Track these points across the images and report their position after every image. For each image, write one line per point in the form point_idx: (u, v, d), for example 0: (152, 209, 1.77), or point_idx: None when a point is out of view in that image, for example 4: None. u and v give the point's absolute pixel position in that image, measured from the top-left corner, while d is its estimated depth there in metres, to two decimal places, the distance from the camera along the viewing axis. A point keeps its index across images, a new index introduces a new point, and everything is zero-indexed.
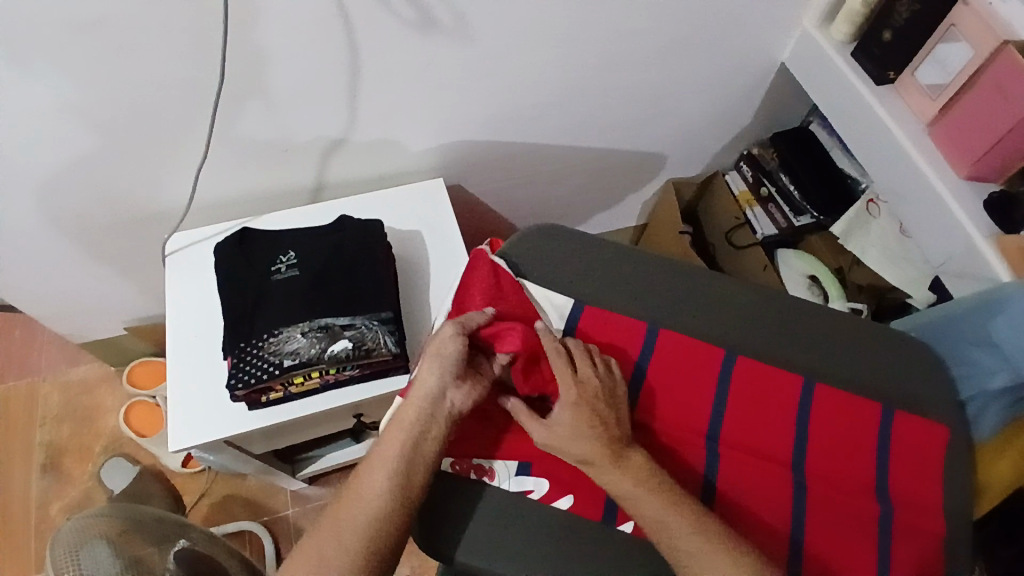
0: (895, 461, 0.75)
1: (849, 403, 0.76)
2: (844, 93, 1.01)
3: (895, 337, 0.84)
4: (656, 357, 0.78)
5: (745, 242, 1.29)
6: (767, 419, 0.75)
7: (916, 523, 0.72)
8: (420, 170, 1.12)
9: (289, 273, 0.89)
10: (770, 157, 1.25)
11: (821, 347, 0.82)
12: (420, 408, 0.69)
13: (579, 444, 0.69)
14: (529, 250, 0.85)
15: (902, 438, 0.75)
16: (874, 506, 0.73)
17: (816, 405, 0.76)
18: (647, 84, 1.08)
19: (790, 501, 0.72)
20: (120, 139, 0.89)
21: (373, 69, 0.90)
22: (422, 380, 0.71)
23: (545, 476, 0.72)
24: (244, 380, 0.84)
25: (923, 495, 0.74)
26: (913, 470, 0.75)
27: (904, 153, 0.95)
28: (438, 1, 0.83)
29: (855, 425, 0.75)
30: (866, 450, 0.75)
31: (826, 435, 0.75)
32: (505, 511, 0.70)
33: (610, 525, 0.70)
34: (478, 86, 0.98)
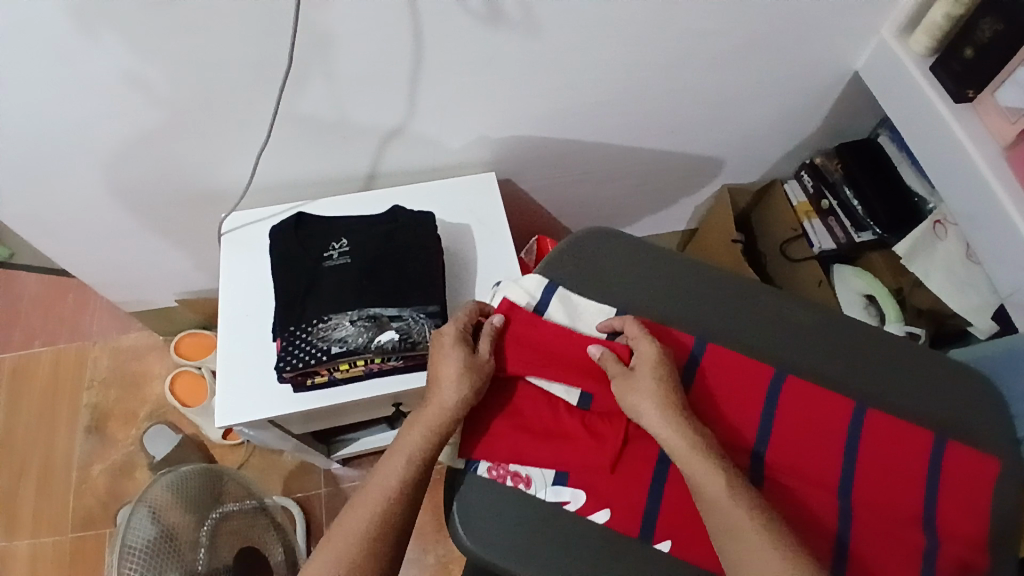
0: (944, 492, 0.72)
1: (901, 429, 0.73)
2: (919, 109, 0.96)
3: (961, 367, 0.81)
4: (701, 369, 0.77)
5: (802, 255, 1.23)
6: (814, 443, 0.73)
7: (967, 563, 0.69)
8: (473, 163, 1.11)
9: (341, 260, 0.89)
10: (833, 168, 1.18)
11: (875, 368, 0.79)
12: (438, 409, 0.73)
13: (648, 398, 0.71)
14: (572, 257, 0.84)
15: (954, 471, 0.72)
16: (920, 540, 0.69)
17: (866, 432, 0.73)
18: (711, 87, 1.05)
19: (834, 530, 0.70)
20: (182, 114, 0.91)
21: (438, 59, 0.89)
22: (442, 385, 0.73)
23: (582, 487, 0.71)
24: (292, 363, 0.85)
25: (973, 532, 0.71)
26: (965, 502, 0.72)
27: (978, 176, 0.90)
28: None
29: (905, 453, 0.73)
30: (914, 481, 0.72)
31: (874, 464, 0.73)
32: (544, 521, 0.70)
33: (647, 542, 0.69)
34: (539, 81, 0.97)
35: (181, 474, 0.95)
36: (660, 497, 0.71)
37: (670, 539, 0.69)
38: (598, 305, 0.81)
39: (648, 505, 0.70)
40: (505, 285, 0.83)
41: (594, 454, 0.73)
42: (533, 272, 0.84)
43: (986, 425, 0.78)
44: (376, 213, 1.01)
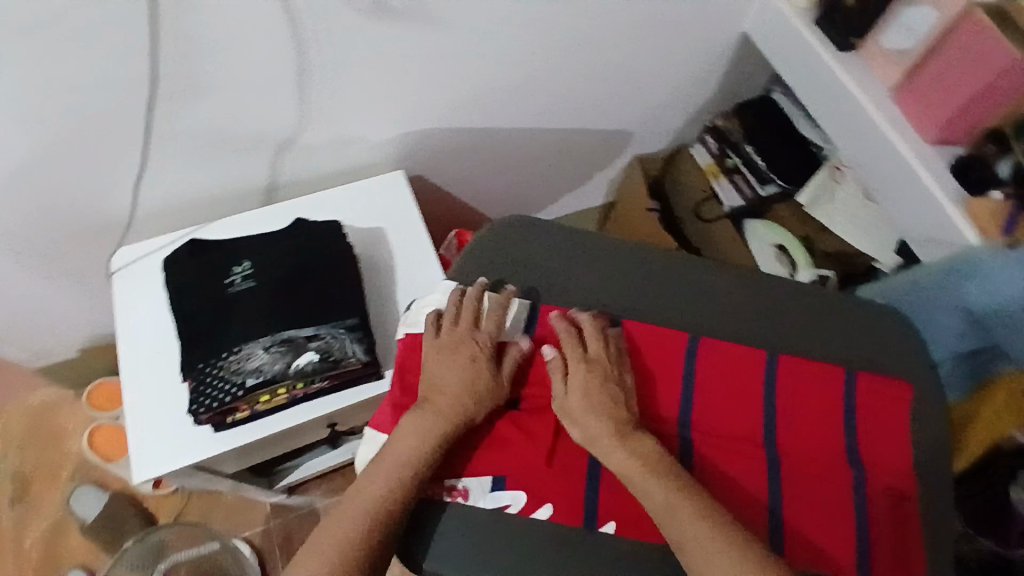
0: (863, 426, 0.76)
1: (813, 375, 0.77)
2: (807, 64, 0.99)
3: (861, 303, 0.85)
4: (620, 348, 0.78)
5: (713, 216, 1.26)
6: (736, 403, 0.76)
7: (890, 490, 0.73)
8: (379, 164, 1.05)
9: (246, 284, 0.83)
10: (735, 128, 1.21)
11: (789, 319, 0.82)
12: (449, 401, 0.72)
13: (586, 421, 0.71)
14: (484, 254, 0.85)
15: (868, 404, 0.76)
16: (846, 475, 0.73)
17: (781, 382, 0.76)
18: (611, 60, 1.04)
19: (767, 483, 0.72)
20: (44, 149, 0.81)
21: (324, 59, 0.84)
22: (442, 376, 0.74)
23: (521, 489, 0.71)
24: (206, 404, 0.80)
25: (891, 459, 0.75)
26: (882, 430, 0.76)
27: (868, 121, 0.94)
28: None
29: (820, 398, 0.76)
30: (834, 422, 0.75)
31: (794, 413, 0.75)
32: (487, 527, 0.70)
33: (592, 528, 0.70)
34: (436, 71, 0.93)
35: (150, 543, 1.11)
36: (597, 484, 0.72)
37: (614, 521, 0.70)
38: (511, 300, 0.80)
39: (588, 494, 0.71)
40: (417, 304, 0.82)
41: (526, 452, 0.73)
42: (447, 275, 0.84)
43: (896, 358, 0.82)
44: (277, 227, 0.94)
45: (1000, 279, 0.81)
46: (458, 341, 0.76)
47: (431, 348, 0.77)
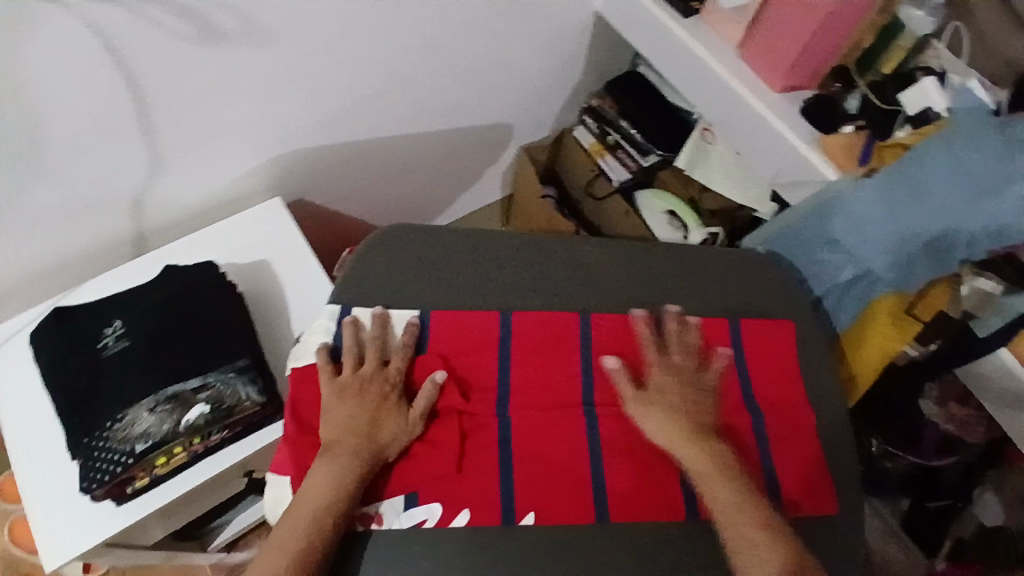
0: (756, 374, 0.80)
1: (702, 337, 0.81)
2: (658, 34, 1.03)
3: (739, 258, 0.89)
4: (514, 341, 0.78)
5: (604, 193, 1.28)
6: (634, 376, 0.78)
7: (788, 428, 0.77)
8: (254, 194, 1.02)
9: (120, 345, 0.79)
10: (610, 107, 1.24)
11: (671, 281, 0.85)
12: (360, 437, 0.70)
13: (661, 421, 0.73)
14: (364, 266, 0.82)
15: (755, 353, 0.81)
16: (747, 420, 0.77)
17: (673, 347, 0.80)
18: (473, 55, 1.04)
19: (673, 447, 0.75)
20: None
21: (168, 98, 0.80)
22: (352, 412, 0.72)
23: (436, 500, 0.70)
24: (97, 479, 0.75)
25: (784, 399, 0.79)
26: (771, 371, 0.80)
27: (720, 80, 0.97)
28: (216, 9, 0.75)
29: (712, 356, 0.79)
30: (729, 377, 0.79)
31: None
32: (406, 546, 0.69)
33: (512, 524, 0.70)
34: (293, 93, 0.91)
35: None
36: (512, 481, 0.72)
37: (532, 511, 0.70)
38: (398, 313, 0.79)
39: (504, 491, 0.71)
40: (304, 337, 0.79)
41: (433, 464, 0.72)
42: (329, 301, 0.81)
43: (779, 296, 0.87)
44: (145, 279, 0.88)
45: (857, 210, 0.87)
46: (364, 374, 0.74)
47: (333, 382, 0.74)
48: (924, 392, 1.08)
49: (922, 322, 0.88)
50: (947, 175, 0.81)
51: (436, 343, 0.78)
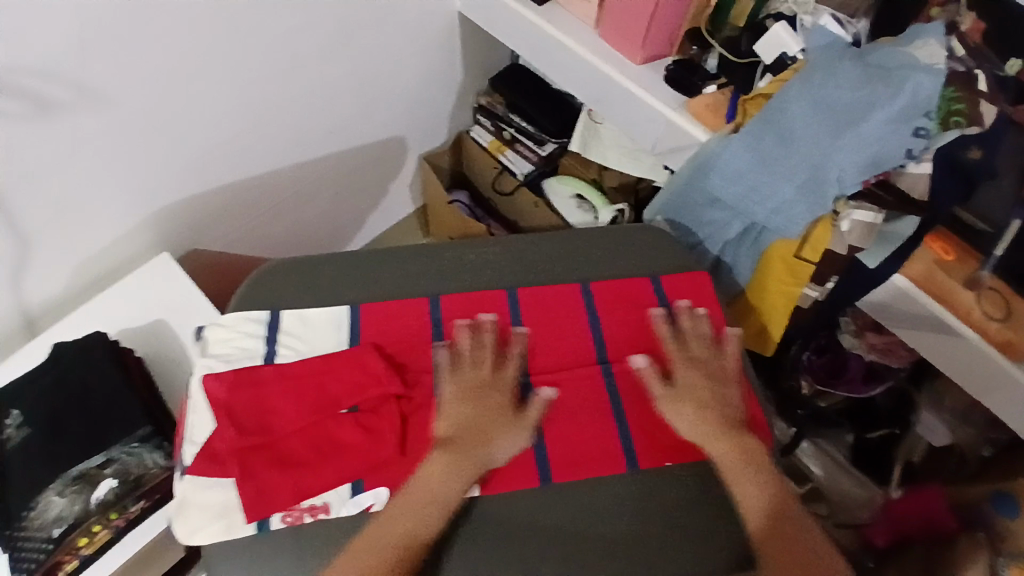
0: (680, 316, 0.82)
1: (625, 290, 0.83)
2: (517, 24, 1.04)
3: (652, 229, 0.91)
4: (446, 321, 0.80)
5: (511, 187, 1.28)
6: (562, 337, 0.80)
7: None
8: (144, 253, 1.00)
9: (22, 434, 0.78)
10: (498, 103, 1.25)
11: (578, 253, 0.87)
12: (501, 432, 0.72)
13: (678, 411, 0.74)
14: (272, 283, 0.82)
15: (677, 297, 0.84)
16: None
17: (600, 303, 0.82)
18: (339, 77, 1.04)
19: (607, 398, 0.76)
20: None
21: (17, 176, 0.78)
22: (499, 403, 0.73)
23: (382, 484, 0.71)
24: (22, 572, 0.74)
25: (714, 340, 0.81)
26: (698, 319, 0.82)
27: (582, 60, 0.99)
28: (41, 79, 0.73)
29: (635, 307, 0.82)
30: (656, 327, 0.81)
31: (618, 325, 0.81)
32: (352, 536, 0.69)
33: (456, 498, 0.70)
34: (155, 147, 0.89)
35: None
36: None
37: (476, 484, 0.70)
38: (325, 311, 0.80)
39: None
40: (225, 341, 0.78)
41: (376, 448, 0.72)
42: (228, 313, 0.80)
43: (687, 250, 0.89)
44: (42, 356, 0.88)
45: (731, 166, 0.88)
46: (503, 368, 0.76)
47: (487, 369, 0.75)
48: (842, 327, 1.10)
49: (814, 264, 0.89)
50: (811, 115, 0.83)
51: (367, 334, 0.79)
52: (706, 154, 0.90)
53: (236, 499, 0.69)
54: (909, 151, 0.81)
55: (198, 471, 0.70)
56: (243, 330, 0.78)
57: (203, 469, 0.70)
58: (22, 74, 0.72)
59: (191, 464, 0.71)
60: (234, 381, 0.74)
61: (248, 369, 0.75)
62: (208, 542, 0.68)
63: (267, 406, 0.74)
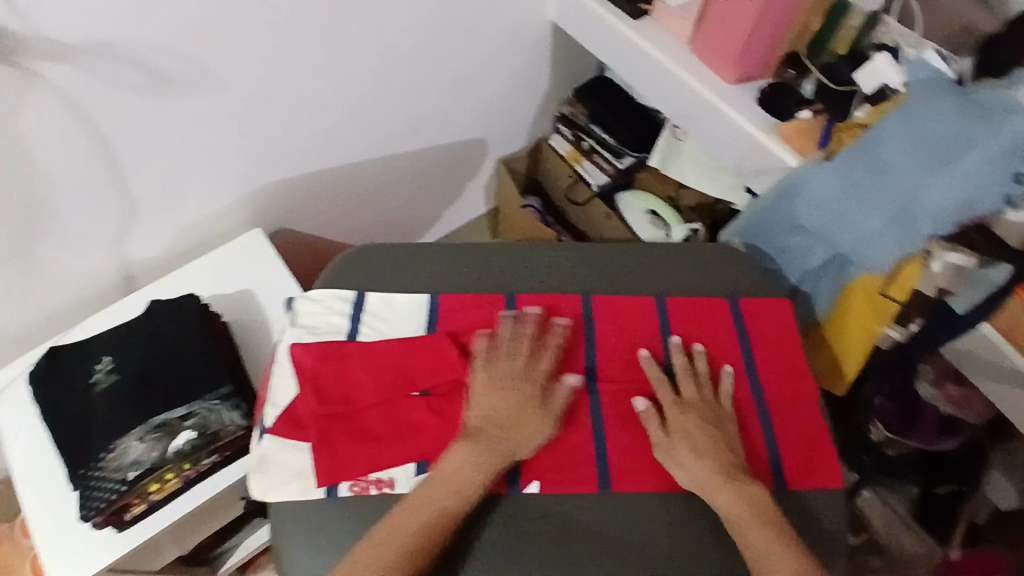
0: (758, 340, 0.81)
1: (701, 307, 0.83)
2: (610, 37, 1.05)
3: (733, 251, 0.90)
4: None
5: (585, 197, 1.29)
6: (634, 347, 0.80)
7: (791, 394, 0.78)
8: (236, 228, 1.05)
9: (110, 379, 0.83)
10: (579, 113, 1.26)
11: (655, 267, 0.87)
12: (506, 433, 0.71)
13: (682, 455, 0.71)
14: (359, 265, 0.86)
15: (755, 321, 0.82)
16: (747, 391, 0.78)
17: (675, 318, 0.82)
18: (431, 77, 1.08)
19: None
20: None
21: (129, 143, 0.84)
22: (506, 402, 0.73)
23: None
24: (95, 507, 0.79)
25: (790, 367, 0.80)
26: (776, 346, 0.81)
27: (673, 76, 0.98)
28: (160, 53, 0.79)
29: (711, 325, 0.82)
30: (731, 347, 0.81)
31: (690, 341, 0.81)
32: None
33: (516, 491, 0.71)
34: (255, 129, 0.94)
35: None
36: None
37: (537, 480, 0.71)
38: (409, 296, 0.82)
39: None
40: (315, 315, 0.82)
41: (443, 432, 0.74)
42: (315, 290, 0.84)
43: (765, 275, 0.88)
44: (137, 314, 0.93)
45: (820, 191, 0.87)
46: (514, 367, 0.76)
47: (505, 360, 0.76)
48: (921, 375, 1.03)
49: (900, 302, 0.85)
50: (906, 146, 0.81)
51: (445, 323, 0.81)
52: (795, 178, 0.90)
53: (310, 465, 0.73)
54: (1009, 198, 0.76)
55: (279, 431, 0.74)
56: (331, 307, 0.82)
57: (283, 431, 0.74)
58: (144, 47, 0.77)
59: (272, 424, 0.75)
60: (317, 353, 0.78)
61: (332, 343, 0.79)
62: (281, 500, 0.72)
63: (345, 379, 0.77)
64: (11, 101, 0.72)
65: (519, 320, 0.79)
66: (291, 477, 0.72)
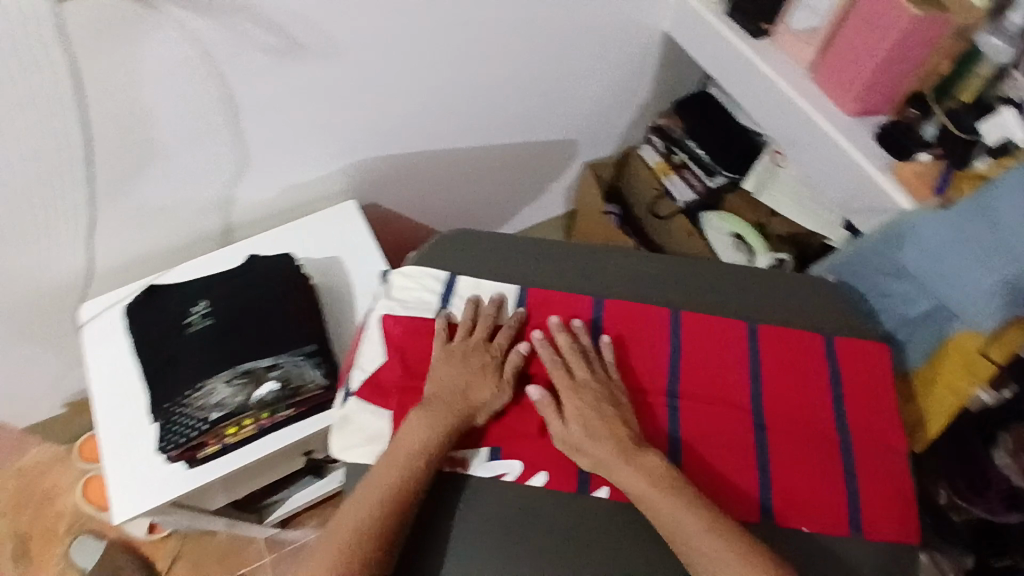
0: (848, 382, 0.79)
1: (792, 338, 0.81)
2: (727, 55, 1.03)
3: (827, 288, 0.89)
4: (607, 322, 0.80)
5: (668, 212, 1.28)
6: (720, 368, 0.78)
7: (875, 442, 0.76)
8: (330, 195, 1.08)
9: (204, 323, 0.85)
10: (676, 126, 1.25)
11: (750, 290, 0.86)
12: (455, 400, 0.72)
13: (595, 440, 0.70)
14: (452, 249, 0.87)
15: (847, 362, 0.80)
16: (830, 429, 0.76)
17: (764, 346, 0.80)
18: (539, 74, 1.08)
19: (755, 442, 0.74)
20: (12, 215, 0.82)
21: (252, 103, 0.86)
22: (456, 375, 0.74)
23: (518, 457, 0.72)
24: (174, 441, 0.81)
25: (877, 413, 0.78)
26: (866, 391, 0.79)
27: (790, 102, 0.97)
28: (298, 22, 0.80)
29: (802, 358, 0.79)
30: (819, 384, 0.78)
31: (778, 371, 0.78)
32: (483, 494, 0.72)
33: (586, 493, 0.71)
34: (368, 103, 0.95)
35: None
36: None
37: (606, 485, 0.71)
38: (498, 285, 0.83)
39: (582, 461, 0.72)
40: (406, 290, 0.82)
41: (522, 422, 0.74)
42: (409, 267, 0.85)
43: (858, 317, 0.86)
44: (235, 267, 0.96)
45: (930, 241, 0.84)
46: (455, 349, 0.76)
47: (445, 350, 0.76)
48: (999, 443, 0.96)
49: (997, 366, 0.84)
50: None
51: (532, 316, 0.81)
52: (906, 223, 0.86)
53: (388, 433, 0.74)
54: None
55: (365, 396, 0.75)
56: (423, 284, 0.83)
57: (368, 397, 0.75)
58: (287, 14, 0.78)
59: (357, 389, 0.76)
60: (406, 326, 0.78)
61: (419, 320, 0.79)
62: (356, 462, 0.73)
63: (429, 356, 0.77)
64: (158, 49, 0.74)
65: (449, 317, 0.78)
66: (365, 440, 0.74)
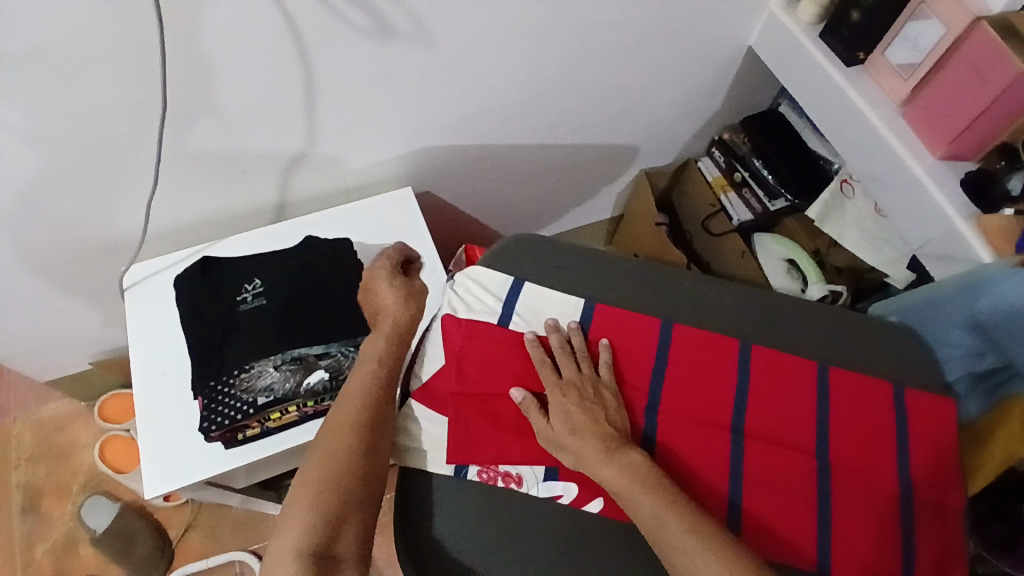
0: (916, 437, 0.75)
1: (862, 383, 0.77)
2: (815, 78, 1.00)
3: (899, 333, 0.85)
4: (673, 349, 0.76)
5: (721, 230, 1.24)
6: (786, 409, 0.75)
7: (940, 501, 0.73)
8: (388, 180, 1.04)
9: (256, 302, 0.84)
10: (742, 142, 1.22)
11: (823, 330, 0.82)
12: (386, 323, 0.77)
13: (576, 436, 0.69)
14: (520, 251, 0.81)
15: (918, 417, 0.76)
16: (894, 484, 0.73)
17: (834, 390, 0.76)
18: (616, 78, 1.04)
19: (815, 488, 0.71)
20: (75, 168, 0.80)
21: (329, 81, 0.83)
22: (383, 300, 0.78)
23: (573, 480, 0.71)
24: (217, 422, 0.79)
25: (943, 471, 0.74)
26: (935, 447, 0.75)
27: (878, 136, 0.94)
28: (391, 3, 0.76)
29: (870, 406, 0.76)
30: (886, 434, 0.75)
31: (844, 418, 0.75)
32: (536, 514, 0.69)
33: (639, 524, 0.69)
34: (443, 91, 0.92)
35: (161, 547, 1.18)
36: None
37: None
38: (566, 297, 0.78)
39: None
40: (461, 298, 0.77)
41: None
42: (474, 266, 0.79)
43: (931, 368, 0.83)
44: (290, 246, 0.94)
45: None
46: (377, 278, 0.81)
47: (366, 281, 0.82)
48: None
49: None
50: None
51: (596, 334, 0.77)
52: (987, 274, 0.83)
53: (443, 437, 0.72)
54: None
55: (421, 399, 0.74)
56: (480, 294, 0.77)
57: (425, 402, 0.74)
58: None
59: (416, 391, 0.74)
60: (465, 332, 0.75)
61: (478, 327, 0.75)
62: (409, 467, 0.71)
63: (486, 364, 0.74)
64: (246, 17, 0.71)
65: (387, 256, 0.82)
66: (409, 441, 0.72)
